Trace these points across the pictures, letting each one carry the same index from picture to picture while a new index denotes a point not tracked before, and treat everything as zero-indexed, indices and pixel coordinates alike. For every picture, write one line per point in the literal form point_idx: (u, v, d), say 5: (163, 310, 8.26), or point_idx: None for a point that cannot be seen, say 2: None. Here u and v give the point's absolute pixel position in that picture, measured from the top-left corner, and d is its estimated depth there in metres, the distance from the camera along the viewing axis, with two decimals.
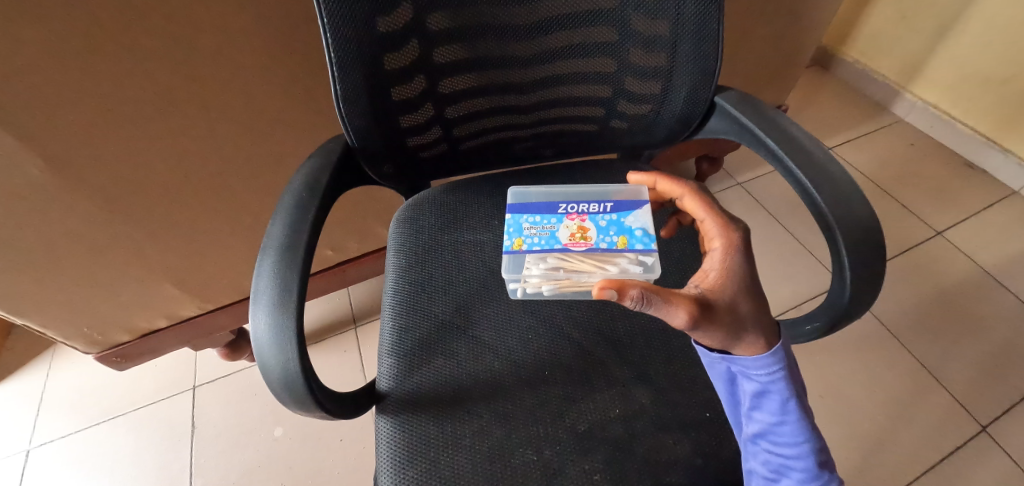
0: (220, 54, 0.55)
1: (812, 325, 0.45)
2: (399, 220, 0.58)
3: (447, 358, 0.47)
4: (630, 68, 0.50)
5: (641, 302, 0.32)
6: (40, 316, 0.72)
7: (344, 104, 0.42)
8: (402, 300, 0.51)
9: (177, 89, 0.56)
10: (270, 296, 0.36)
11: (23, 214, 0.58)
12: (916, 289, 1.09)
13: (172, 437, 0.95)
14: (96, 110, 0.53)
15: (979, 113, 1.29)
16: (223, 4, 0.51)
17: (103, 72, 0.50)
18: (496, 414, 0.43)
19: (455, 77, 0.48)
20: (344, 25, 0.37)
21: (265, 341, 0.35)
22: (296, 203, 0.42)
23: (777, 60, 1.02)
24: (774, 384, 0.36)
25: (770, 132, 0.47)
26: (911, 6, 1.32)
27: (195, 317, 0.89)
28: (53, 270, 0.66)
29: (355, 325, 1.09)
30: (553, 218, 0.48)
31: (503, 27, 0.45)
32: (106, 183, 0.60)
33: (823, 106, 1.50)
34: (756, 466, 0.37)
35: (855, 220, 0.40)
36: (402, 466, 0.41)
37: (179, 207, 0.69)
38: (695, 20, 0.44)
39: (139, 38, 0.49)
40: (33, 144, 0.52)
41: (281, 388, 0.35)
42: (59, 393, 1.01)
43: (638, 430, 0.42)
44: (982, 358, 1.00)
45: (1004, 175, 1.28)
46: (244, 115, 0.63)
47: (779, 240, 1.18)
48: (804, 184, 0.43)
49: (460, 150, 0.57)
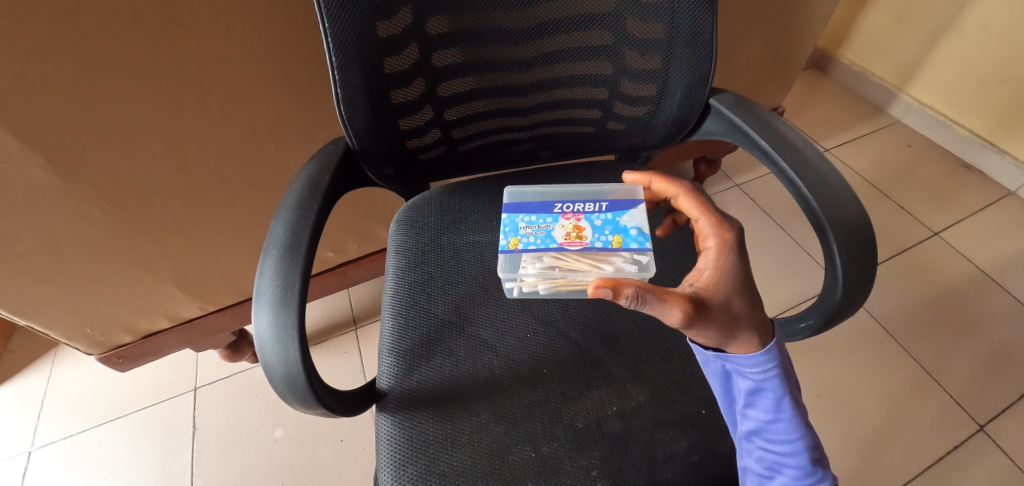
0: (222, 56, 0.56)
1: (805, 323, 0.46)
2: (398, 221, 0.59)
3: (447, 358, 0.47)
4: (626, 71, 0.51)
5: (635, 300, 0.32)
6: (43, 317, 0.72)
7: (344, 106, 0.43)
8: (402, 300, 0.52)
9: (181, 92, 0.57)
10: (272, 295, 0.36)
11: (28, 216, 0.59)
12: (913, 289, 1.10)
13: (173, 437, 0.96)
14: (101, 113, 0.54)
15: (976, 114, 1.30)
16: (226, 9, 0.52)
17: (108, 76, 0.51)
18: (495, 412, 0.44)
19: (455, 80, 0.49)
20: (345, 29, 0.38)
21: (268, 339, 0.35)
22: (298, 204, 0.42)
23: (774, 62, 1.03)
24: (768, 381, 0.36)
25: (763, 133, 0.48)
26: (907, 8, 1.33)
27: (197, 318, 0.90)
28: (56, 270, 0.67)
29: (355, 326, 1.09)
30: (549, 218, 0.49)
31: (501, 31, 0.46)
32: (109, 184, 0.61)
33: (820, 107, 1.50)
34: (750, 463, 0.38)
35: (847, 219, 0.40)
36: (402, 464, 0.41)
37: (181, 209, 0.70)
38: (689, 22, 0.45)
39: (142, 41, 0.50)
40: (39, 147, 0.53)
41: (283, 386, 0.35)
42: (60, 395, 1.02)
43: (635, 427, 0.43)
44: (979, 358, 1.01)
45: (1000, 176, 1.29)
46: (246, 118, 0.64)
47: (777, 241, 1.19)
48: (796, 184, 0.44)
49: (459, 152, 0.58)
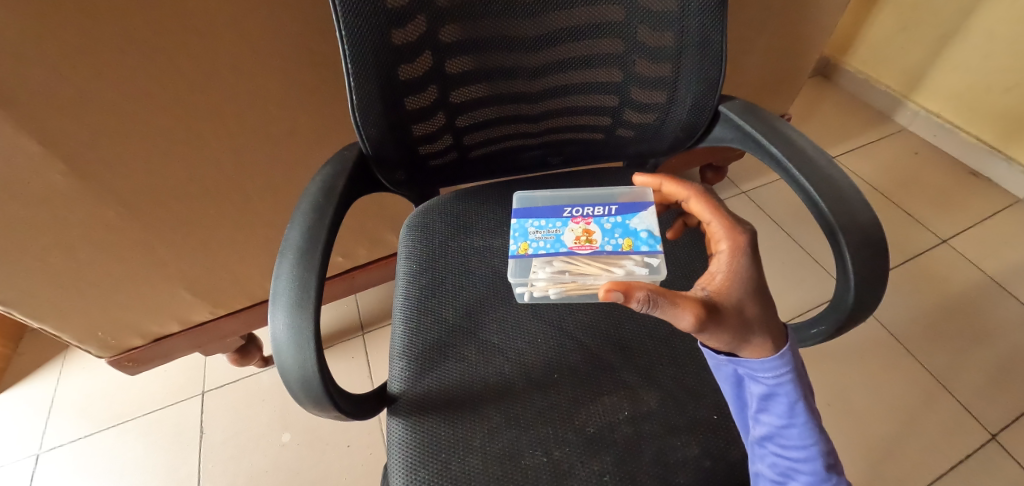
0: (236, 62, 0.57)
1: (817, 328, 0.46)
2: (410, 226, 0.60)
3: (459, 362, 0.48)
4: (636, 79, 0.51)
5: (647, 304, 0.32)
6: (57, 320, 0.73)
7: (359, 113, 0.44)
8: (414, 303, 0.52)
9: (196, 99, 0.58)
10: (289, 297, 0.37)
11: (43, 219, 0.60)
12: (922, 296, 1.09)
13: (181, 441, 0.96)
14: (116, 117, 0.55)
15: (983, 121, 1.29)
16: (245, 20, 0.54)
17: (127, 83, 0.53)
18: (506, 416, 0.44)
19: (467, 87, 0.50)
20: (360, 37, 0.39)
21: (284, 341, 0.36)
22: (314, 207, 0.43)
23: (783, 69, 1.04)
24: (782, 386, 0.36)
25: (774, 140, 0.48)
26: (913, 16, 1.34)
27: (206, 322, 0.90)
28: (73, 272, 0.68)
29: (362, 331, 1.10)
30: (558, 222, 0.49)
31: (513, 40, 0.46)
32: (126, 189, 0.62)
33: (825, 115, 1.51)
34: (763, 469, 0.38)
35: (858, 224, 0.41)
36: (414, 466, 0.41)
37: (193, 215, 0.71)
38: (699, 31, 0.45)
39: (163, 48, 0.52)
40: (60, 153, 0.55)
41: (298, 388, 0.36)
42: (69, 398, 1.02)
43: (646, 431, 0.43)
44: (989, 366, 1.00)
45: (1008, 183, 1.28)
46: (260, 125, 0.65)
47: (784, 247, 1.19)
48: (806, 188, 0.44)
49: (471, 157, 0.59)
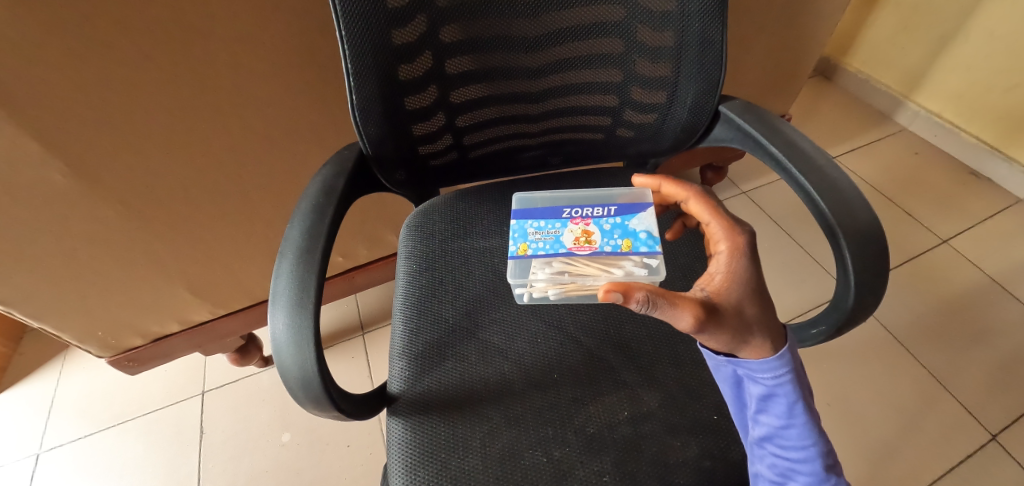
0: (236, 62, 0.57)
1: (817, 328, 0.46)
2: (410, 226, 0.60)
3: (458, 362, 0.48)
4: (636, 79, 0.51)
5: (646, 305, 0.32)
6: (57, 320, 0.73)
7: (359, 113, 0.44)
8: (414, 303, 0.52)
9: (196, 99, 0.58)
10: (289, 297, 0.37)
11: (44, 218, 0.60)
12: (922, 296, 1.09)
13: (180, 441, 0.96)
14: (116, 117, 0.55)
15: (983, 122, 1.29)
16: (245, 20, 0.54)
17: (127, 83, 0.53)
18: (506, 416, 0.44)
19: (467, 87, 0.50)
20: (361, 37, 0.39)
21: (284, 341, 0.36)
22: (314, 207, 0.43)
23: (783, 69, 1.03)
24: (781, 387, 0.36)
25: (774, 140, 0.48)
26: (913, 16, 1.34)
27: (206, 322, 0.90)
28: (73, 272, 0.68)
29: (362, 331, 1.10)
30: (557, 223, 0.49)
31: (513, 40, 0.46)
32: (127, 188, 0.62)
33: (826, 115, 1.51)
34: (762, 470, 0.38)
35: (858, 224, 0.40)
36: (414, 466, 0.41)
37: (193, 215, 0.71)
38: (699, 30, 0.45)
39: (163, 48, 0.52)
40: (61, 153, 0.55)
41: (298, 387, 0.36)
42: (69, 398, 1.02)
43: (646, 432, 0.43)
44: (989, 367, 1.00)
45: (1009, 183, 1.28)
46: (260, 124, 0.65)
47: (784, 247, 1.19)
48: (806, 189, 0.44)
49: (471, 157, 0.59)
